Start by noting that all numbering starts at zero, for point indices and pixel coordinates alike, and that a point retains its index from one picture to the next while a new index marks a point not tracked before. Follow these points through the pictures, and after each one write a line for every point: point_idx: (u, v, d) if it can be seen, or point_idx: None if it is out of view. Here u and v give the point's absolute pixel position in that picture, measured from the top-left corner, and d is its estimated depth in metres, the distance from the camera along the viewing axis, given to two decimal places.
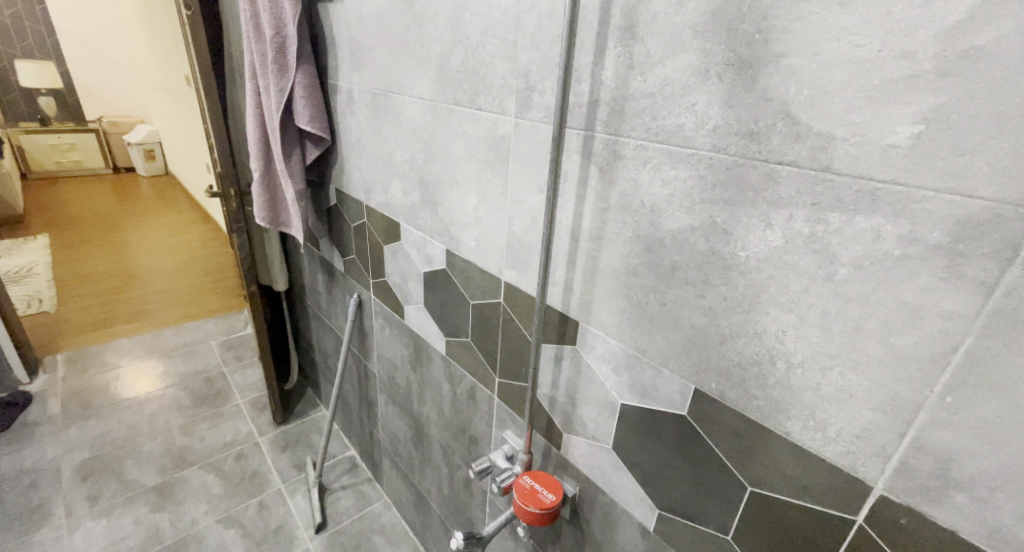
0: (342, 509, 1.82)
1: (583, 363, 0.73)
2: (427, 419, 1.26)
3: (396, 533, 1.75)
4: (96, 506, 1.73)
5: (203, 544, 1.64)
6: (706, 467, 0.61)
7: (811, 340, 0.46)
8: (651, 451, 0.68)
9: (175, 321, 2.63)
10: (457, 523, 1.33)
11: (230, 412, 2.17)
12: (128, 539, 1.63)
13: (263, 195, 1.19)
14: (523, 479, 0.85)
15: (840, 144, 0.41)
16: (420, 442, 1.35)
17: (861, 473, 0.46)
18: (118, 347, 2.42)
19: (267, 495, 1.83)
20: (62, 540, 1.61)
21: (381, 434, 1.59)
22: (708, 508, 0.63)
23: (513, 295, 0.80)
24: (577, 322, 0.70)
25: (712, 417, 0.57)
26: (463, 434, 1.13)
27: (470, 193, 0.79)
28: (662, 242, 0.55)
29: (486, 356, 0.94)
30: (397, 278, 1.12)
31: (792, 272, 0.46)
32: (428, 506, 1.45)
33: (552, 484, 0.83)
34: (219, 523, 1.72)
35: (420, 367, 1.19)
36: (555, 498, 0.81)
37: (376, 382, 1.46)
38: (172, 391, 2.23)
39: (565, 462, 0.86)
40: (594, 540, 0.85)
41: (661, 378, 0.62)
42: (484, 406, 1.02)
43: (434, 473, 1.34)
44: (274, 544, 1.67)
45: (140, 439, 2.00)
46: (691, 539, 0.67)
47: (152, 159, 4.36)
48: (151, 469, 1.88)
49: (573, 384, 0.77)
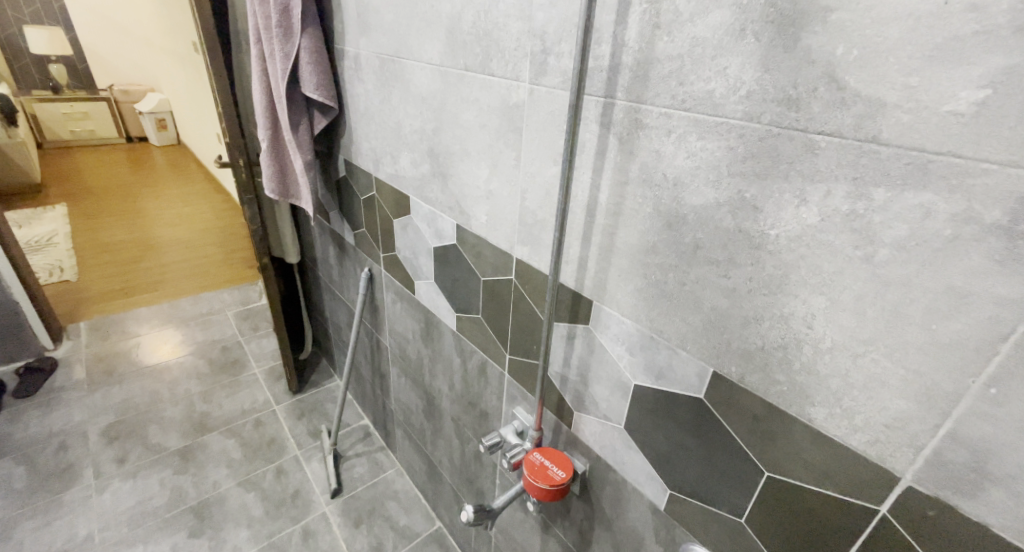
0: (356, 476, 1.87)
1: (596, 343, 0.71)
2: (439, 393, 1.27)
3: (409, 500, 1.80)
4: (123, 468, 1.80)
5: (224, 506, 1.71)
6: (721, 451, 0.60)
7: (844, 325, 0.43)
8: (663, 432, 0.67)
9: (193, 292, 2.66)
10: (468, 493, 1.35)
11: (248, 380, 2.21)
12: (154, 499, 1.71)
13: (272, 166, 1.17)
14: (533, 456, 0.85)
15: (892, 111, 0.37)
16: (432, 414, 1.36)
17: (889, 464, 0.44)
18: (137, 316, 2.46)
19: (285, 461, 1.89)
20: (92, 499, 1.69)
21: (394, 405, 1.61)
22: (722, 491, 0.62)
23: (525, 272, 0.78)
24: (591, 301, 0.68)
25: (730, 400, 0.56)
26: (474, 407, 1.13)
27: (481, 165, 0.76)
28: (684, 218, 0.52)
29: (497, 333, 0.93)
30: (407, 252, 1.10)
31: (827, 251, 0.43)
32: (440, 476, 1.47)
33: (562, 461, 0.84)
34: (239, 487, 1.78)
35: (432, 341, 1.19)
36: (564, 475, 0.81)
37: (387, 354, 1.47)
38: (191, 359, 2.28)
39: (575, 439, 0.87)
40: (605, 515, 0.87)
41: (677, 360, 0.60)
42: (494, 381, 1.02)
43: (446, 444, 1.36)
44: (292, 507, 1.74)
45: (162, 405, 2.05)
46: (704, 520, 0.66)
47: (164, 128, 4.35)
48: (173, 434, 1.94)
49: (586, 363, 0.75)
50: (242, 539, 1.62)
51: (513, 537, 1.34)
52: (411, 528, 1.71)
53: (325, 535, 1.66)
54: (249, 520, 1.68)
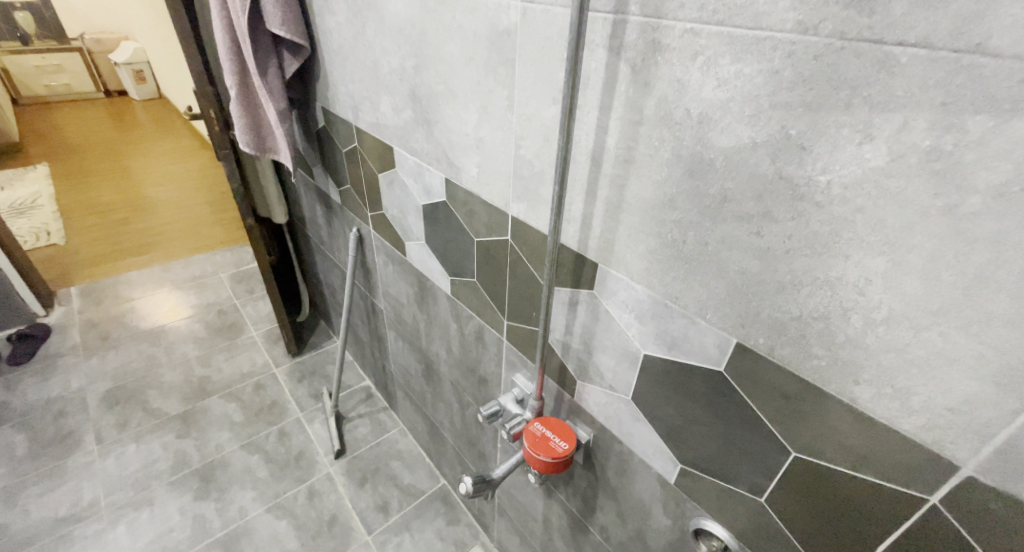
0: (360, 437, 1.86)
1: (602, 310, 0.65)
2: (437, 357, 1.21)
3: (413, 458, 1.81)
4: (125, 433, 1.79)
5: (229, 469, 1.72)
6: (739, 426, 0.55)
7: (908, 292, 0.36)
8: (674, 407, 0.64)
9: (184, 254, 2.58)
10: (471, 455, 1.33)
11: (245, 343, 2.17)
12: (158, 463, 1.72)
13: (244, 116, 1.07)
14: (534, 427, 0.82)
15: (1006, 8, 0.28)
16: (431, 378, 1.32)
17: (947, 452, 0.38)
18: (129, 280, 2.40)
19: (287, 423, 1.88)
20: (96, 464, 1.69)
21: (393, 368, 1.56)
22: (742, 469, 0.58)
23: (523, 232, 0.70)
24: (595, 263, 0.62)
25: (756, 375, 0.49)
26: (473, 373, 1.09)
27: (469, 107, 0.67)
28: (710, 163, 0.44)
29: (494, 298, 0.87)
30: (395, 211, 1.02)
31: (895, 200, 0.34)
32: (443, 438, 1.45)
33: (563, 431, 0.81)
34: (242, 449, 1.78)
35: (426, 305, 1.12)
36: (567, 447, 0.79)
37: (383, 318, 1.41)
38: (186, 323, 2.22)
39: (578, 409, 0.85)
40: (610, 484, 0.89)
41: (693, 329, 0.53)
42: (493, 348, 0.97)
43: (446, 408, 1.32)
44: (297, 468, 1.74)
45: (159, 370, 2.02)
46: (721, 494, 0.65)
47: (143, 80, 4.17)
48: (173, 399, 1.92)
49: (590, 331, 0.71)
50: (248, 500, 1.64)
51: (517, 497, 1.33)
52: (416, 486, 1.72)
53: (330, 495, 1.67)
54: (254, 481, 1.69)
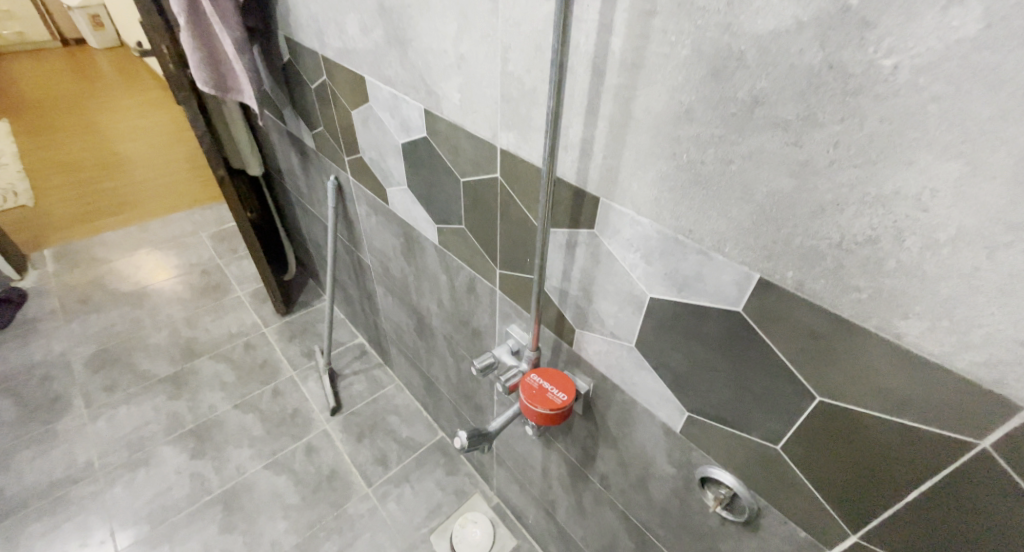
0: (355, 393, 1.84)
1: (603, 251, 0.60)
2: (428, 311, 1.16)
3: (411, 413, 1.79)
4: (114, 396, 1.75)
5: (224, 428, 1.70)
6: (756, 370, 0.52)
7: (985, 201, 0.30)
8: (682, 353, 0.60)
9: (162, 214, 2.46)
10: (468, 409, 1.30)
11: (231, 302, 2.10)
12: (151, 425, 1.69)
13: (197, 50, 0.97)
14: (531, 378, 0.79)
15: None
16: (423, 332, 1.26)
17: (1008, 391, 0.34)
18: (105, 241, 2.30)
19: (280, 382, 1.84)
20: (86, 428, 1.66)
21: (385, 324, 1.51)
22: (757, 416, 0.56)
23: (513, 167, 0.63)
24: (596, 198, 0.55)
25: (781, 315, 0.45)
26: (466, 326, 1.04)
27: (447, 18, 0.58)
28: (740, 58, 0.37)
29: (484, 245, 0.81)
30: (373, 153, 0.93)
31: (982, 82, 0.28)
32: (439, 392, 1.42)
33: (562, 382, 0.78)
34: (236, 409, 1.76)
35: (414, 257, 1.06)
36: (566, 398, 0.75)
37: (371, 272, 1.34)
38: (168, 284, 2.14)
39: (577, 359, 0.80)
40: (611, 434, 0.86)
41: (709, 267, 0.49)
42: (485, 299, 0.91)
43: (441, 362, 1.28)
44: (293, 426, 1.73)
45: (144, 332, 1.96)
46: (729, 441, 0.62)
47: (101, 26, 3.90)
48: (161, 360, 1.87)
49: (589, 276, 0.65)
50: (245, 458, 1.63)
51: (516, 448, 1.32)
52: (414, 440, 1.71)
53: (328, 450, 1.66)
54: (250, 440, 1.68)
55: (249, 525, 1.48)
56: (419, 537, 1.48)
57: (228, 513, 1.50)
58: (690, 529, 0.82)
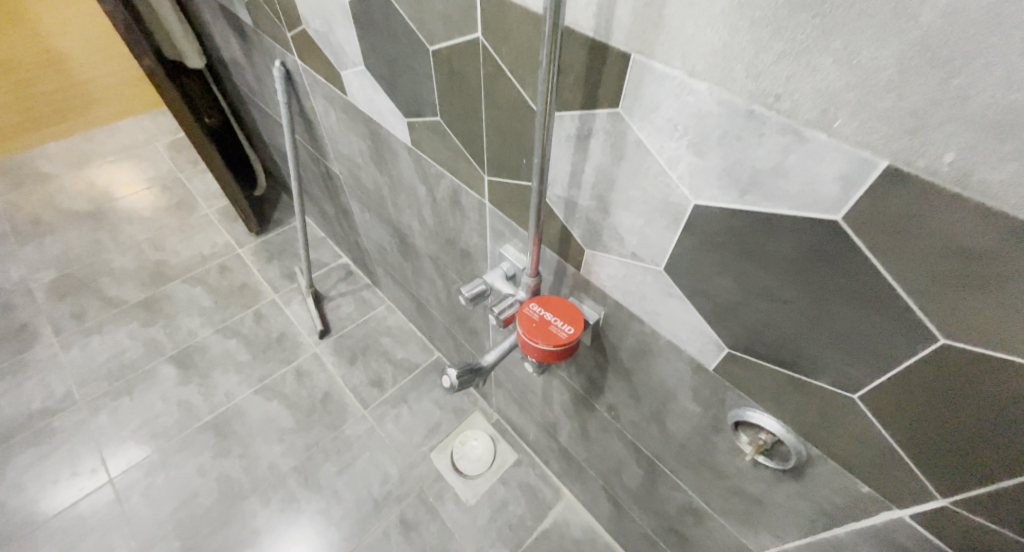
0: (344, 315, 1.72)
1: (632, 142, 0.44)
2: (409, 228, 0.99)
3: (404, 334, 1.69)
4: (84, 324, 1.63)
5: (207, 354, 1.60)
6: (843, 303, 0.38)
7: None
8: (730, 278, 0.46)
9: (105, 118, 2.21)
10: (462, 334, 1.18)
11: (198, 222, 1.91)
12: (128, 353, 1.59)
13: None
14: (530, 308, 0.67)
15: None
16: (407, 252, 1.11)
17: None
18: (46, 154, 2.08)
19: (261, 305, 1.72)
20: (60, 357, 1.56)
21: (366, 242, 1.35)
22: (830, 361, 0.43)
23: (504, 19, 0.45)
24: (631, 57, 0.39)
25: (907, 224, 0.31)
26: (452, 246, 0.88)
27: None
28: None
29: (469, 143, 0.64)
30: (320, 24, 0.73)
31: None
32: (430, 314, 1.29)
33: (567, 312, 0.66)
34: (218, 334, 1.65)
35: (385, 163, 0.87)
36: (572, 332, 0.64)
37: (342, 183, 1.16)
38: (127, 202, 1.94)
39: (585, 284, 0.66)
40: (623, 366, 0.74)
41: (799, 154, 0.33)
42: (473, 213, 0.75)
43: (430, 284, 1.14)
44: (280, 350, 1.63)
45: (107, 254, 1.79)
46: (780, 385, 0.50)
47: None
48: (130, 285, 1.73)
49: (607, 178, 0.49)
50: (233, 384, 1.55)
51: (515, 373, 1.22)
52: (409, 360, 1.63)
53: (320, 374, 1.58)
54: (236, 365, 1.59)
55: (244, 449, 1.43)
56: (419, 456, 1.44)
57: (222, 439, 1.45)
58: (713, 467, 0.73)
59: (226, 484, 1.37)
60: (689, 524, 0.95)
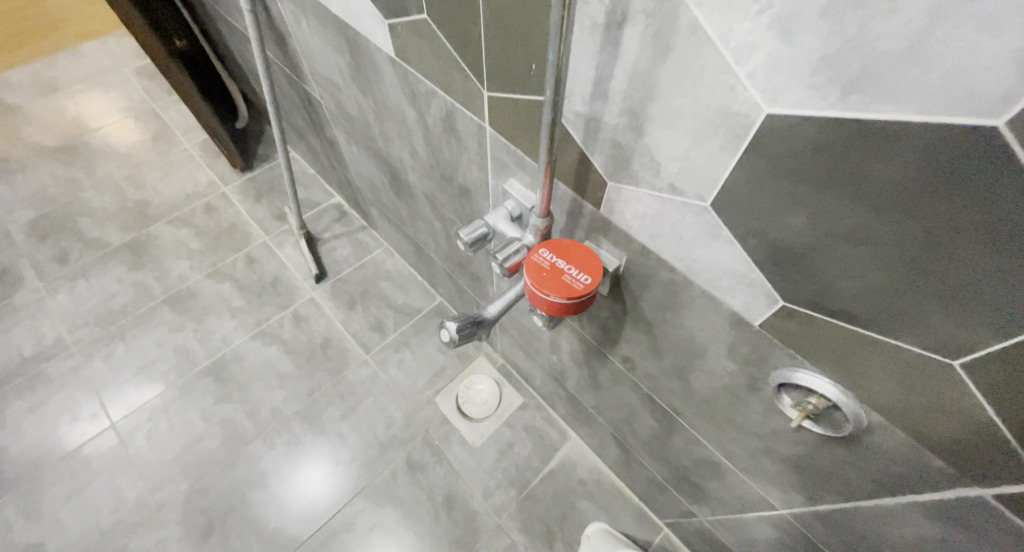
0: (340, 258, 1.63)
1: (691, 29, 0.33)
2: (400, 162, 0.88)
3: (404, 279, 1.60)
4: (68, 267, 1.55)
5: (199, 299, 1.53)
6: (969, 243, 0.29)
7: None
8: (804, 216, 0.36)
9: (69, 44, 2.02)
10: (464, 279, 1.09)
11: (178, 157, 1.78)
12: (117, 297, 1.52)
13: None
14: (540, 255, 0.58)
15: None
16: (400, 190, 1.00)
17: None
18: (8, 83, 1.91)
19: (252, 248, 1.63)
20: (46, 302, 1.50)
21: (357, 179, 1.23)
22: (928, 317, 0.34)
23: None
24: None
25: None
26: (449, 181, 0.77)
27: None
28: None
29: (466, 52, 0.52)
30: None
31: None
32: (430, 258, 1.20)
33: (584, 260, 0.57)
34: (209, 278, 1.57)
35: (369, 83, 0.75)
36: (590, 282, 0.55)
37: (325, 111, 1.03)
38: (102, 136, 1.81)
39: (604, 224, 0.57)
40: (644, 317, 0.65)
41: (953, 27, 0.24)
42: (471, 142, 0.64)
43: (427, 226, 1.03)
44: (275, 295, 1.55)
45: (85, 193, 1.68)
46: (848, 345, 0.42)
47: None
48: (113, 227, 1.63)
49: (645, 84, 0.39)
50: (229, 329, 1.49)
51: (521, 320, 1.14)
52: (410, 306, 1.56)
53: (318, 319, 1.52)
54: (231, 310, 1.52)
55: (245, 395, 1.39)
56: (424, 400, 1.40)
57: (221, 384, 1.41)
58: (741, 427, 0.66)
59: (229, 428, 1.35)
60: (705, 477, 0.90)
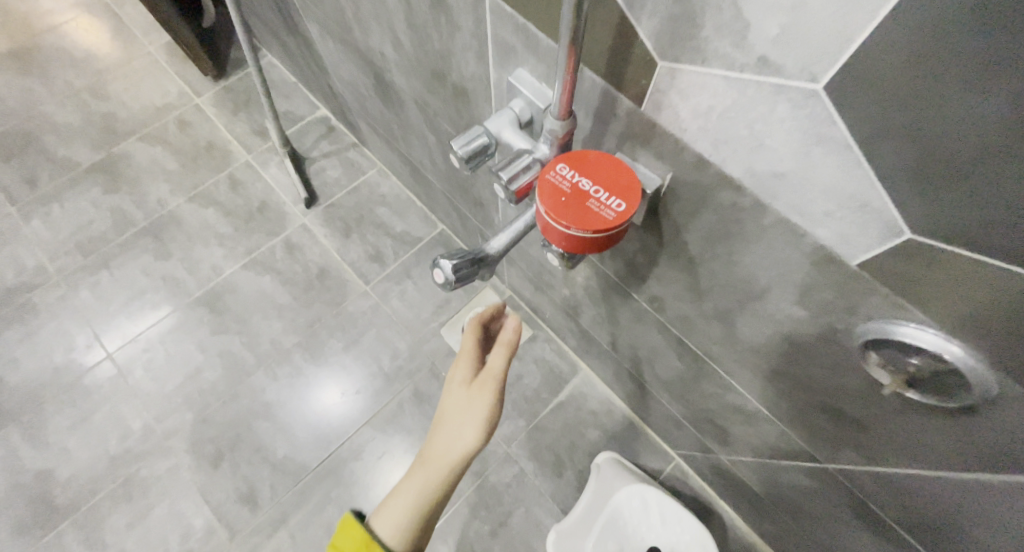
0: (331, 181, 1.49)
1: None
2: (383, 58, 0.71)
3: (402, 204, 1.47)
4: (39, 191, 1.43)
5: (183, 226, 1.42)
6: None
7: None
8: (998, 99, 0.23)
9: None
10: (466, 204, 0.96)
11: (144, 66, 1.59)
12: (96, 224, 1.41)
13: None
14: (558, 172, 0.44)
15: None
16: (387, 96, 0.83)
17: None
18: None
19: (235, 169, 1.48)
20: (21, 229, 1.39)
21: (339, 86, 1.06)
22: None
23: None
24: None
25: None
26: (444, 79, 0.62)
27: None
28: None
29: None
30: None
31: None
32: (427, 180, 1.05)
33: (616, 179, 0.43)
34: (192, 203, 1.44)
35: None
36: (623, 210, 0.42)
37: None
38: (57, 42, 1.61)
39: (645, 128, 0.42)
40: (687, 252, 0.52)
41: None
42: (470, 18, 0.49)
43: (421, 140, 0.88)
44: (264, 221, 1.43)
45: (46, 108, 1.52)
46: (1000, 298, 0.30)
47: None
48: (81, 145, 1.48)
49: None
50: (218, 258, 1.39)
51: (531, 250, 1.02)
52: (410, 234, 1.43)
53: (312, 248, 1.41)
54: (218, 238, 1.41)
55: (242, 326, 1.32)
56: (429, 332, 1.32)
57: (215, 315, 1.33)
58: (797, 382, 0.55)
59: (229, 359, 1.29)
60: (736, 424, 0.81)
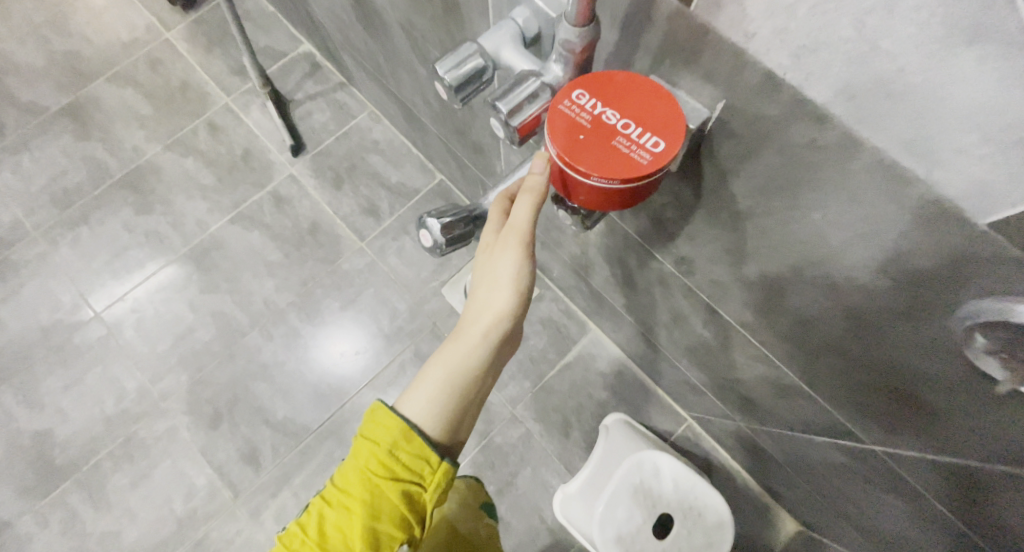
0: (318, 126, 1.36)
1: None
2: None
3: (396, 151, 1.35)
4: (6, 140, 1.33)
5: (163, 177, 1.32)
6: None
7: None
8: None
9: None
10: (464, 150, 0.85)
11: None
12: (70, 175, 1.31)
13: None
14: (569, 102, 0.34)
15: None
16: (369, 21, 0.71)
17: None
18: None
19: (215, 114, 1.36)
20: None
21: (317, 12, 0.92)
22: None
23: None
24: None
25: None
26: None
27: None
28: None
29: None
30: None
31: None
32: (421, 122, 0.94)
33: (647, 109, 0.33)
34: (170, 151, 1.33)
35: None
36: (658, 149, 0.32)
37: None
38: None
39: (694, 36, 0.31)
40: (734, 205, 0.42)
41: None
42: None
43: (410, 74, 0.76)
44: (249, 171, 1.33)
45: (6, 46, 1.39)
46: None
47: None
48: (47, 88, 1.36)
49: None
50: (202, 212, 1.29)
51: None
52: (406, 185, 1.32)
53: (302, 201, 1.31)
54: (201, 190, 1.31)
55: (232, 284, 1.24)
56: (429, 291, 1.24)
57: (203, 273, 1.25)
58: (858, 361, 0.46)
59: (220, 319, 1.22)
60: (766, 396, 0.73)
